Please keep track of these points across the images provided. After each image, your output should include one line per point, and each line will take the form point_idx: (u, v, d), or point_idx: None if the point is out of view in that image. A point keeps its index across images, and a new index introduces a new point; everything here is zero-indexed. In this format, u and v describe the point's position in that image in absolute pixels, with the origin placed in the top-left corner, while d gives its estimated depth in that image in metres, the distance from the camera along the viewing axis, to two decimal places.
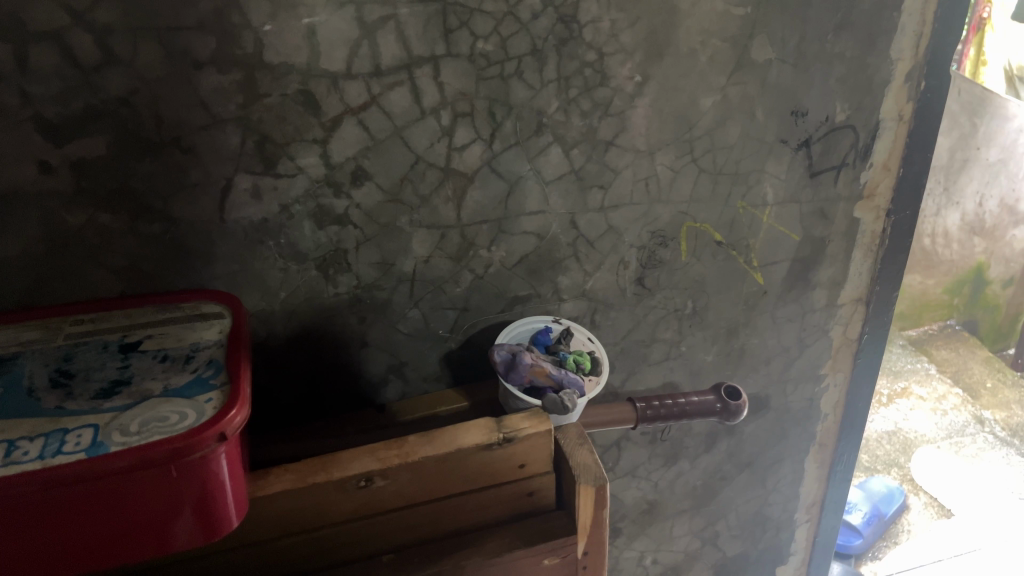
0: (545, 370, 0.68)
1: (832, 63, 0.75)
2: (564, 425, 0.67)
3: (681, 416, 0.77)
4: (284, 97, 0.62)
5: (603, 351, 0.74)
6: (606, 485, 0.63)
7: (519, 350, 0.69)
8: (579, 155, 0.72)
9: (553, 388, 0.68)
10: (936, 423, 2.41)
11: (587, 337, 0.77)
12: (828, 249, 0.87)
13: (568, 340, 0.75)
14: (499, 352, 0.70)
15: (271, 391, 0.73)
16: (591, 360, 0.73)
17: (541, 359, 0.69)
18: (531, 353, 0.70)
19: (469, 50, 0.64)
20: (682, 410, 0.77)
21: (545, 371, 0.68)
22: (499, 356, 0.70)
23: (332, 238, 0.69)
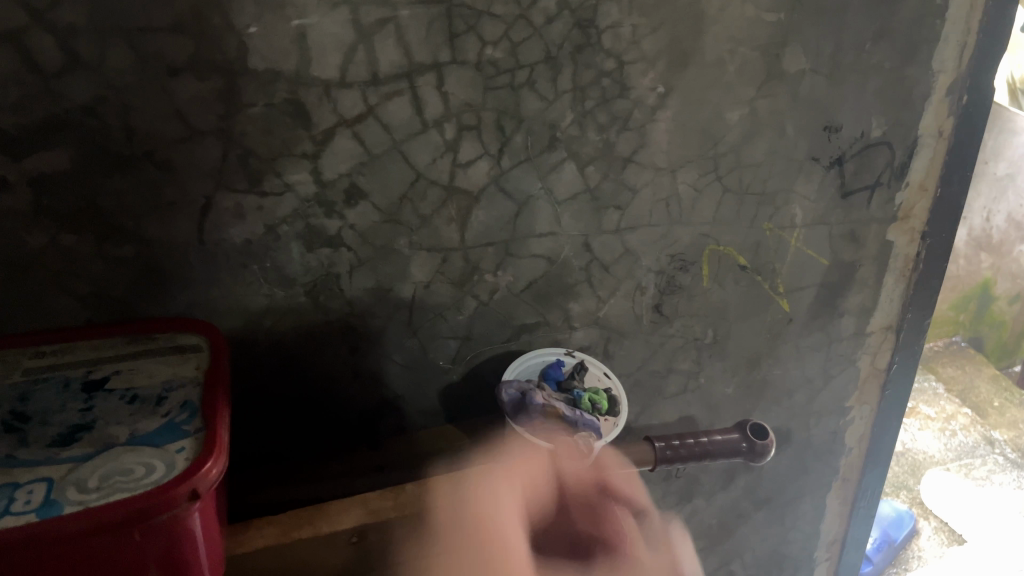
0: (556, 412, 0.63)
1: (869, 75, 0.69)
2: None
3: (703, 457, 0.71)
4: (270, 108, 0.55)
5: (620, 388, 0.69)
6: (629, 541, 0.56)
7: (528, 391, 0.64)
8: (594, 173, 0.66)
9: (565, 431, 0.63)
10: (945, 444, 2.35)
11: (602, 371, 0.71)
12: (857, 274, 0.81)
13: (582, 376, 0.70)
14: (506, 392, 0.65)
15: (256, 427, 0.67)
16: (607, 399, 0.67)
17: (552, 399, 0.64)
18: (540, 393, 0.64)
19: (476, 57, 0.58)
20: (704, 450, 0.70)
21: (557, 413, 0.63)
22: (506, 396, 0.65)
23: (323, 261, 0.63)
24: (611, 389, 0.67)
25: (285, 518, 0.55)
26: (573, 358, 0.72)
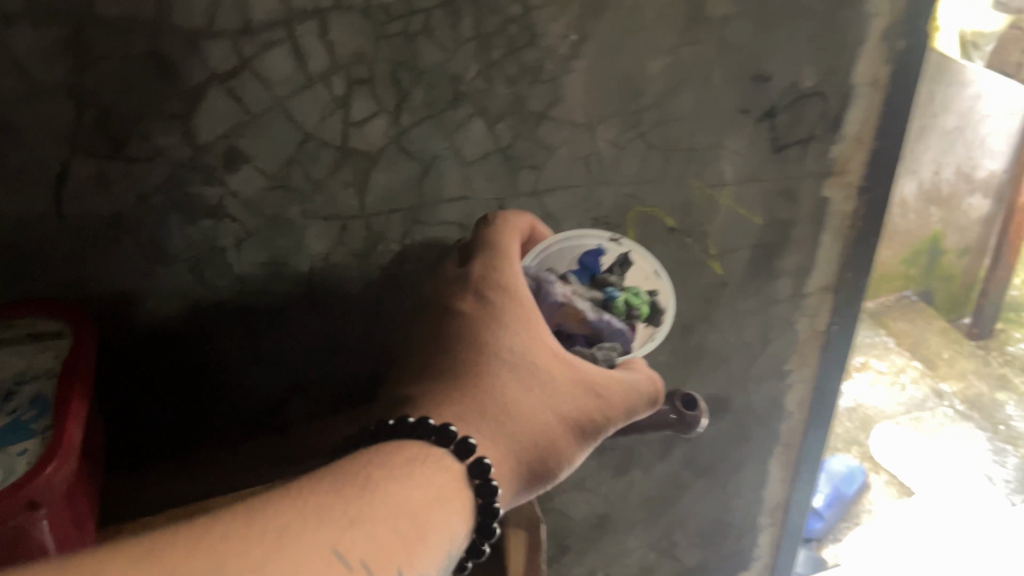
0: (578, 315, 0.52)
1: (800, 19, 0.64)
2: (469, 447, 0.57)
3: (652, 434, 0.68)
4: (128, 62, 0.48)
5: (668, 293, 0.56)
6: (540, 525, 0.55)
7: (545, 282, 0.52)
8: (506, 130, 0.61)
9: (583, 336, 0.53)
10: (896, 399, 2.38)
11: (652, 269, 0.57)
12: (793, 234, 0.76)
13: (625, 270, 0.57)
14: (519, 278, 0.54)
15: (144, 418, 0.61)
16: (649, 305, 0.55)
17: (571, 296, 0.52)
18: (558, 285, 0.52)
19: (363, 2, 0.52)
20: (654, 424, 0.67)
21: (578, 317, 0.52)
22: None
23: (206, 235, 0.56)
24: (655, 294, 0.54)
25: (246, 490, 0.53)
26: (620, 244, 0.58)
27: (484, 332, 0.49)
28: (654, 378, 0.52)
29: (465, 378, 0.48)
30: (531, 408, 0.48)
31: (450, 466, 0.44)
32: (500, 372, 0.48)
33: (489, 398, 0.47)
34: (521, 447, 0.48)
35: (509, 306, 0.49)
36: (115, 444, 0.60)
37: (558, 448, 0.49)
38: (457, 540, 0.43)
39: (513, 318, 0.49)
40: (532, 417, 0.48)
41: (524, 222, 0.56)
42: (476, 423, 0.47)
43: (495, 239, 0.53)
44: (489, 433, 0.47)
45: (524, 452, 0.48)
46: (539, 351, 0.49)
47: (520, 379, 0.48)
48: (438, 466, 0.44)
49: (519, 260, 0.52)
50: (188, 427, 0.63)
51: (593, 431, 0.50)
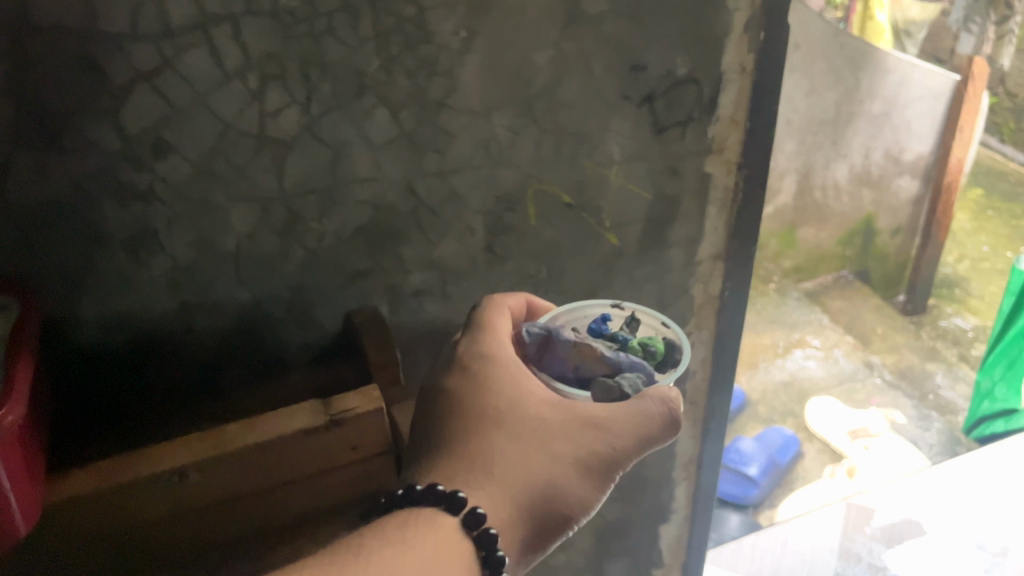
0: (595, 352, 0.62)
1: (669, 14, 0.73)
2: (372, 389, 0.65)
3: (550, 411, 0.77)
4: (60, 63, 0.55)
5: (678, 334, 0.67)
6: None
7: (555, 330, 0.63)
8: (408, 118, 0.68)
9: (603, 372, 0.62)
10: (825, 369, 2.63)
11: (660, 322, 0.69)
12: (680, 207, 0.86)
13: (634, 329, 0.69)
14: (529, 332, 0.64)
15: (88, 386, 0.66)
16: (665, 345, 0.66)
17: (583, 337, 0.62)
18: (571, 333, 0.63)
19: (272, 7, 0.59)
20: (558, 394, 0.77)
21: (596, 353, 0.61)
22: (528, 335, 0.64)
23: (139, 217, 0.62)
24: (668, 335, 0.65)
25: (190, 438, 0.60)
26: (623, 310, 0.71)
27: (477, 396, 0.61)
28: (663, 396, 0.60)
29: (464, 444, 0.59)
30: (529, 455, 0.59)
31: (448, 523, 0.55)
32: (491, 434, 0.59)
33: (488, 459, 0.58)
34: (524, 495, 0.58)
35: (494, 371, 0.62)
36: (62, 410, 0.66)
37: (565, 487, 0.59)
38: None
39: (499, 379, 0.61)
40: (531, 466, 0.58)
41: (512, 307, 0.69)
42: (480, 481, 0.57)
43: (482, 318, 0.66)
44: (493, 487, 0.57)
45: (528, 499, 0.58)
46: (529, 406, 0.60)
47: (512, 436, 0.59)
48: (435, 525, 0.54)
49: (507, 335, 0.65)
50: (128, 395, 0.69)
51: (601, 463, 0.60)
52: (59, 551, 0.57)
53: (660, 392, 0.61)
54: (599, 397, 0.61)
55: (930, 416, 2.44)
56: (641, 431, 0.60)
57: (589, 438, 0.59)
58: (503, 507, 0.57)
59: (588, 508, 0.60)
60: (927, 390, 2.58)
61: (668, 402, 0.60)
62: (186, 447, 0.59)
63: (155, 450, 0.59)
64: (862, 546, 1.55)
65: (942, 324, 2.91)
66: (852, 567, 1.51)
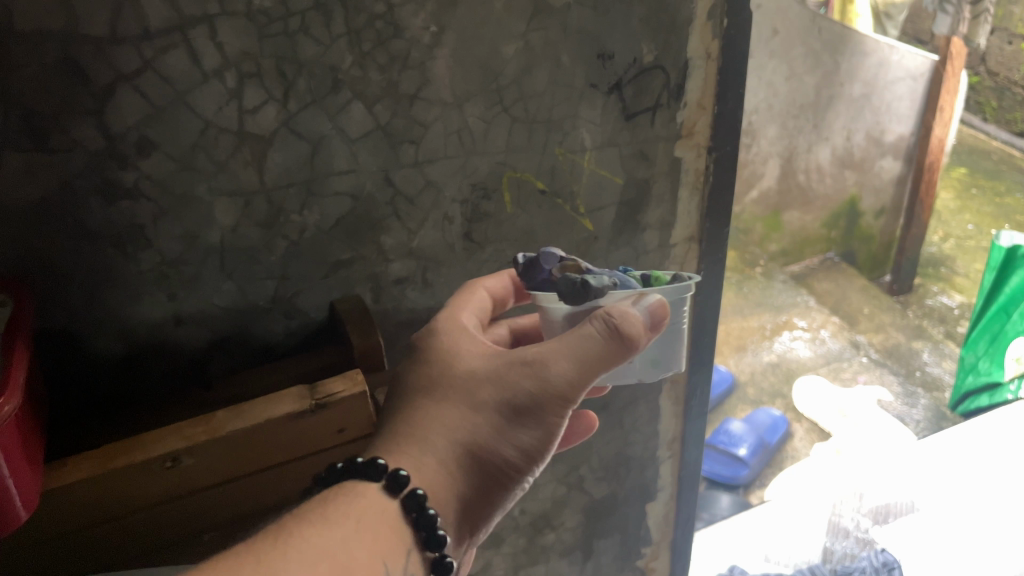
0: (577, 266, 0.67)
1: (633, 3, 0.76)
2: (352, 371, 0.67)
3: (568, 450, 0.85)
4: (44, 67, 0.57)
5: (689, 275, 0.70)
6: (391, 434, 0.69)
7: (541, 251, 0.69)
8: (383, 111, 0.71)
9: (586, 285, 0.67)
10: (815, 351, 2.67)
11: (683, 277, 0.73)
12: (652, 189, 0.90)
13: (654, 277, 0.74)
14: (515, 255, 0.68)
15: (79, 378, 0.69)
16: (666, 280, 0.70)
17: (569, 255, 0.67)
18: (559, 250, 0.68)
19: (246, 8, 0.61)
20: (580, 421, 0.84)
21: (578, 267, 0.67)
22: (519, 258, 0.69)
23: (124, 213, 0.64)
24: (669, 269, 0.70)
25: (180, 425, 0.62)
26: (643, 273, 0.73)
27: (418, 366, 0.65)
28: (603, 314, 0.60)
29: (403, 414, 0.63)
30: (454, 415, 0.62)
31: (371, 493, 0.57)
32: (424, 400, 0.63)
33: (419, 424, 0.62)
34: (455, 451, 0.61)
35: (435, 340, 0.66)
36: (55, 400, 0.68)
37: (495, 436, 0.61)
38: (393, 566, 0.55)
39: (440, 346, 0.65)
40: (457, 423, 0.61)
41: (491, 286, 0.74)
42: (407, 446, 0.60)
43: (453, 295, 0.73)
44: (422, 446, 0.60)
45: (459, 456, 0.61)
46: (461, 365, 0.63)
47: (440, 397, 0.62)
48: (361, 495, 0.57)
49: (470, 315, 0.70)
50: (119, 385, 0.71)
51: (535, 406, 0.61)
52: (56, 531, 0.59)
53: (602, 309, 0.61)
54: (565, 293, 0.63)
55: (917, 393, 2.49)
56: (579, 361, 0.60)
57: (519, 378, 0.61)
58: (433, 464, 0.60)
59: (531, 456, 0.63)
60: (915, 366, 2.62)
61: (608, 317, 0.59)
62: (177, 433, 0.61)
63: (147, 436, 0.61)
64: (851, 521, 1.57)
65: (930, 302, 3.00)
66: (840, 542, 1.54)
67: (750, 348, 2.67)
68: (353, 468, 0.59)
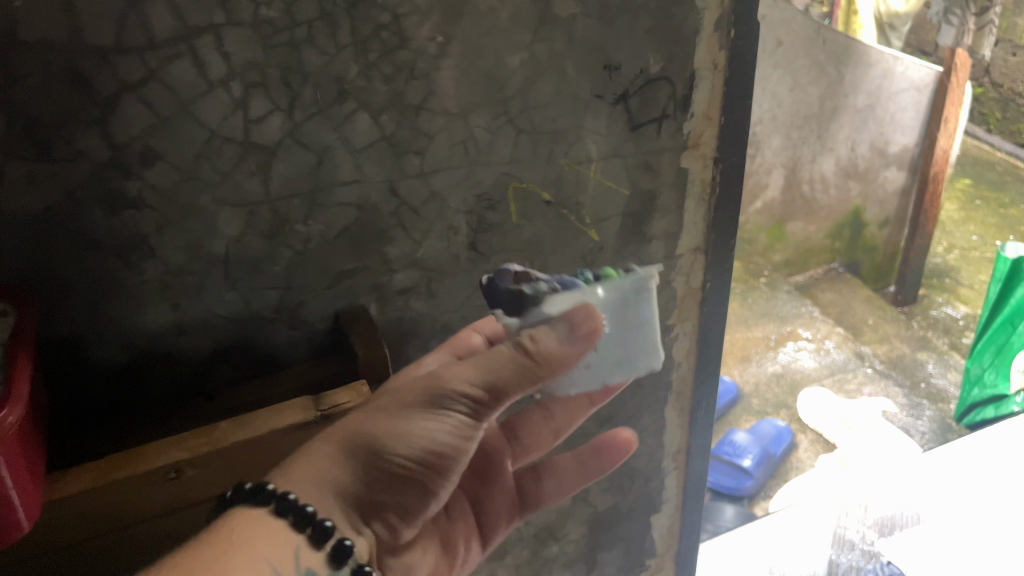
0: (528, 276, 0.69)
1: (638, 14, 0.76)
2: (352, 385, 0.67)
3: (582, 480, 0.84)
4: (48, 77, 0.56)
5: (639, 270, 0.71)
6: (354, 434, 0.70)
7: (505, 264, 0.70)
8: (389, 121, 0.71)
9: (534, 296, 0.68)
10: (820, 361, 2.66)
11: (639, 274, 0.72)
12: (658, 200, 0.90)
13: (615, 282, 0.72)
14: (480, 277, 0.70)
15: (83, 390, 0.68)
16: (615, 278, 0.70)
17: (522, 269, 0.70)
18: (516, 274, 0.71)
19: (252, 18, 0.61)
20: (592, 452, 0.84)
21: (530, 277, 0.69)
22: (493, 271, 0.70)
23: (128, 223, 0.64)
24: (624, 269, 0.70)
25: (181, 437, 0.63)
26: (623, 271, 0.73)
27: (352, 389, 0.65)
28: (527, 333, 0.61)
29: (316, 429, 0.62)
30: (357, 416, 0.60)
31: (255, 513, 0.56)
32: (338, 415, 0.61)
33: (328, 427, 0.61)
34: (351, 446, 0.59)
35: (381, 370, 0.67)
36: (58, 411, 0.68)
37: (398, 434, 0.59)
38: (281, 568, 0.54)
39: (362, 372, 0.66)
40: (358, 423, 0.60)
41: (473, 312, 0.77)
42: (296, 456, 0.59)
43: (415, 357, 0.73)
44: (315, 446, 0.59)
45: (353, 451, 0.59)
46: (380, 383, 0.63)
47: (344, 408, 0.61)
48: (244, 517, 0.55)
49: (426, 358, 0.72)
50: (121, 399, 0.71)
51: (438, 404, 0.60)
52: (54, 544, 0.59)
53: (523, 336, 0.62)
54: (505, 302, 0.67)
55: (922, 404, 2.48)
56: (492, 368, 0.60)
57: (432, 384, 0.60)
58: (332, 461, 0.59)
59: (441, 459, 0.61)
60: (920, 377, 2.61)
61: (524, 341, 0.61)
62: (179, 444, 0.62)
63: (150, 448, 0.61)
64: (856, 532, 1.56)
65: (934, 313, 3.00)
66: (845, 554, 1.52)
67: (754, 359, 2.66)
68: (254, 493, 0.56)
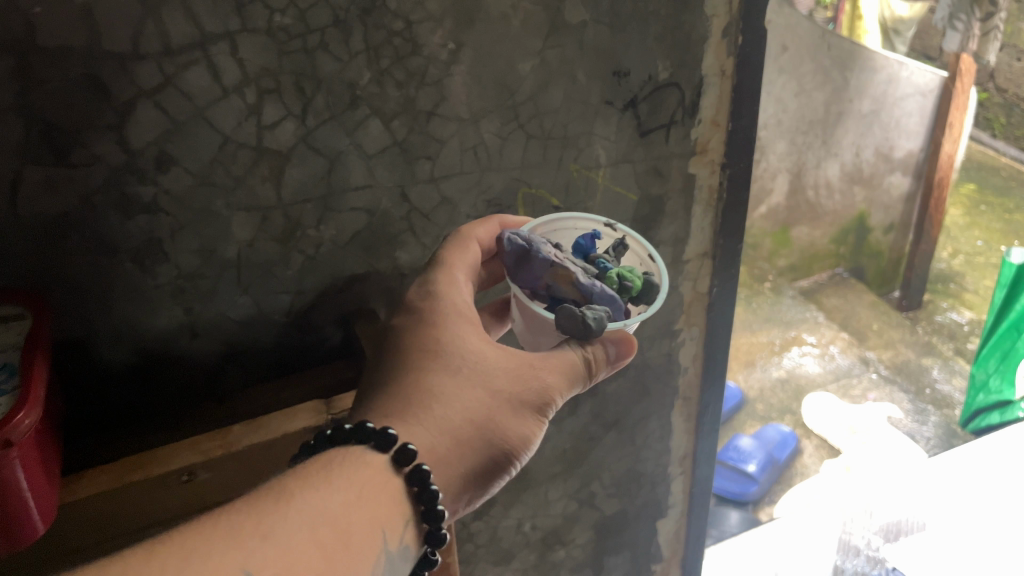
0: (568, 277, 0.65)
1: (647, 21, 0.77)
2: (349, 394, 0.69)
3: None
4: (67, 83, 0.57)
5: (659, 272, 0.70)
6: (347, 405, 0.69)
7: (535, 247, 0.65)
8: (400, 127, 0.71)
9: (576, 299, 0.66)
10: (824, 367, 2.66)
11: (646, 256, 0.73)
12: (667, 206, 0.90)
13: (619, 254, 0.73)
14: (510, 241, 0.65)
15: (97, 393, 0.69)
16: (642, 283, 0.69)
17: (562, 261, 0.65)
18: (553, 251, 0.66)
19: (267, 25, 0.62)
20: None
21: (569, 279, 0.65)
22: (510, 244, 0.65)
23: (143, 228, 0.65)
24: (650, 274, 0.69)
25: (196, 440, 0.64)
26: (615, 231, 0.74)
27: (423, 329, 0.62)
28: (603, 341, 0.64)
29: (401, 384, 0.59)
30: (468, 389, 0.59)
31: (376, 462, 0.55)
32: (429, 361, 0.60)
33: (424, 391, 0.59)
34: (466, 423, 0.59)
35: (438, 303, 0.63)
36: (72, 414, 0.69)
37: (505, 418, 0.60)
38: (392, 536, 0.55)
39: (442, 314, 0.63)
40: (472, 402, 0.59)
41: (481, 237, 0.70)
42: (407, 418, 0.58)
43: (444, 254, 0.67)
44: (428, 407, 0.59)
45: (464, 431, 0.59)
46: (471, 342, 0.61)
47: (449, 368, 0.60)
48: (364, 466, 0.55)
49: (465, 275, 0.66)
50: (134, 402, 0.71)
51: (547, 400, 0.61)
52: (70, 547, 0.59)
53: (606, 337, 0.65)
54: (563, 321, 0.62)
55: (927, 410, 2.48)
56: (575, 371, 0.63)
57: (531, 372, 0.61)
58: (445, 440, 0.58)
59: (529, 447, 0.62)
60: (925, 383, 2.61)
61: (612, 346, 0.64)
62: (194, 448, 0.63)
63: (164, 451, 0.62)
64: (861, 539, 1.55)
65: (939, 318, 3.00)
66: (851, 560, 1.51)
67: (758, 364, 2.66)
68: (355, 433, 0.56)
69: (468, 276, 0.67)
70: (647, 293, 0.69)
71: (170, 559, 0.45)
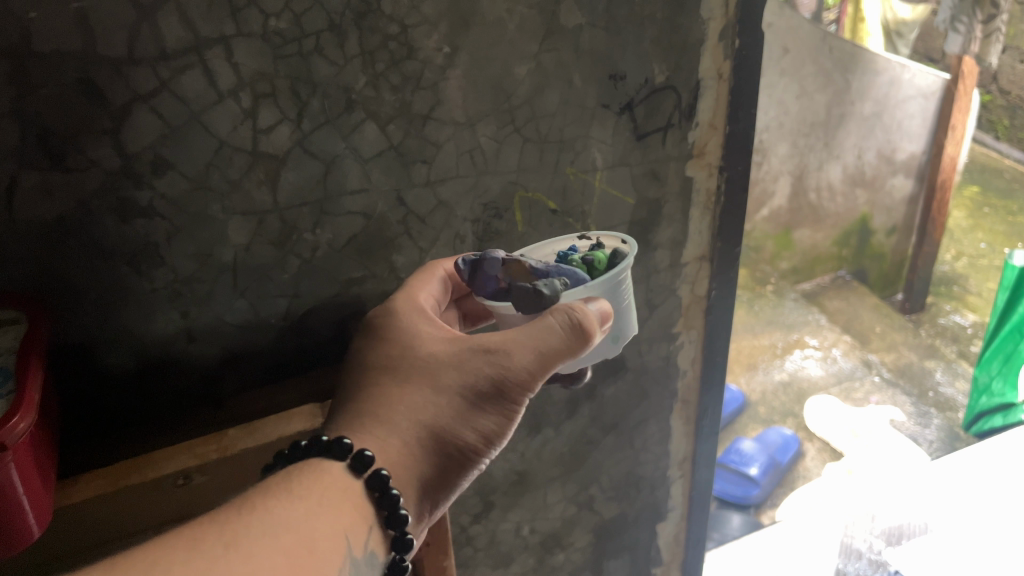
0: (522, 267, 0.67)
1: (644, 25, 0.77)
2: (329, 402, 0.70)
3: None
4: (62, 87, 0.57)
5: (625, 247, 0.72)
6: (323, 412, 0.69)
7: (483, 254, 0.67)
8: (396, 130, 0.71)
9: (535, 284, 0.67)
10: (827, 369, 2.66)
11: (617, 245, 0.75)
12: (664, 209, 0.90)
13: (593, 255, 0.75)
14: (461, 261, 0.67)
15: (94, 399, 0.69)
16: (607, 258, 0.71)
17: (513, 255, 0.67)
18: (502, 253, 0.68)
19: (262, 29, 0.62)
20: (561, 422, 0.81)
21: (525, 268, 0.67)
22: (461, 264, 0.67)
23: (139, 231, 0.65)
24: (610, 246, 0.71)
25: (192, 444, 0.64)
26: (588, 240, 0.78)
27: (378, 345, 0.63)
28: (567, 307, 0.59)
29: (359, 395, 0.61)
30: (419, 392, 0.60)
31: (336, 471, 0.56)
32: (383, 373, 0.61)
33: (380, 401, 0.60)
34: (422, 425, 0.59)
35: (393, 319, 0.64)
36: (69, 420, 0.69)
37: (461, 415, 0.60)
38: (357, 542, 0.55)
39: (398, 325, 0.64)
40: (423, 404, 0.59)
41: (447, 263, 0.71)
42: (370, 425, 0.59)
43: (409, 280, 0.69)
44: (384, 414, 0.59)
45: (422, 434, 0.59)
46: (424, 346, 0.62)
47: (402, 375, 0.61)
48: (323, 474, 0.56)
49: (427, 292, 0.68)
50: (131, 409, 0.71)
51: (502, 389, 0.59)
52: (67, 551, 0.60)
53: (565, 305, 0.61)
54: (519, 302, 0.64)
55: (930, 412, 2.47)
56: (543, 346, 0.59)
57: (481, 362, 0.60)
58: (398, 444, 0.59)
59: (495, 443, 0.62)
60: (928, 386, 2.60)
61: (573, 313, 0.59)
62: (189, 452, 0.63)
63: (159, 456, 0.63)
64: (863, 542, 1.54)
65: (941, 321, 2.99)
66: (852, 563, 1.50)
67: (761, 367, 2.66)
68: (311, 446, 0.57)
69: (431, 293, 0.69)
70: (615, 260, 0.72)
71: (139, 561, 0.45)
